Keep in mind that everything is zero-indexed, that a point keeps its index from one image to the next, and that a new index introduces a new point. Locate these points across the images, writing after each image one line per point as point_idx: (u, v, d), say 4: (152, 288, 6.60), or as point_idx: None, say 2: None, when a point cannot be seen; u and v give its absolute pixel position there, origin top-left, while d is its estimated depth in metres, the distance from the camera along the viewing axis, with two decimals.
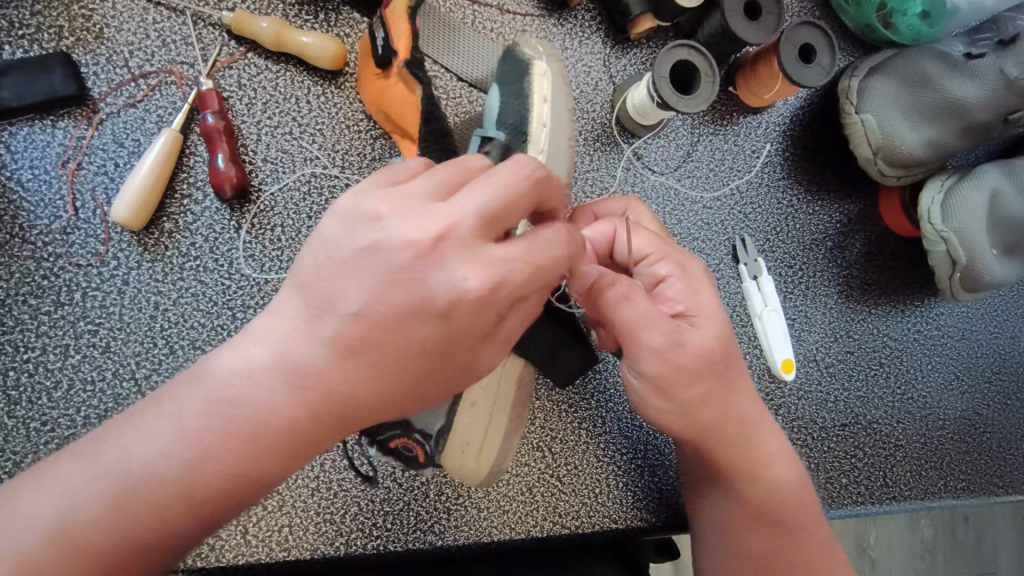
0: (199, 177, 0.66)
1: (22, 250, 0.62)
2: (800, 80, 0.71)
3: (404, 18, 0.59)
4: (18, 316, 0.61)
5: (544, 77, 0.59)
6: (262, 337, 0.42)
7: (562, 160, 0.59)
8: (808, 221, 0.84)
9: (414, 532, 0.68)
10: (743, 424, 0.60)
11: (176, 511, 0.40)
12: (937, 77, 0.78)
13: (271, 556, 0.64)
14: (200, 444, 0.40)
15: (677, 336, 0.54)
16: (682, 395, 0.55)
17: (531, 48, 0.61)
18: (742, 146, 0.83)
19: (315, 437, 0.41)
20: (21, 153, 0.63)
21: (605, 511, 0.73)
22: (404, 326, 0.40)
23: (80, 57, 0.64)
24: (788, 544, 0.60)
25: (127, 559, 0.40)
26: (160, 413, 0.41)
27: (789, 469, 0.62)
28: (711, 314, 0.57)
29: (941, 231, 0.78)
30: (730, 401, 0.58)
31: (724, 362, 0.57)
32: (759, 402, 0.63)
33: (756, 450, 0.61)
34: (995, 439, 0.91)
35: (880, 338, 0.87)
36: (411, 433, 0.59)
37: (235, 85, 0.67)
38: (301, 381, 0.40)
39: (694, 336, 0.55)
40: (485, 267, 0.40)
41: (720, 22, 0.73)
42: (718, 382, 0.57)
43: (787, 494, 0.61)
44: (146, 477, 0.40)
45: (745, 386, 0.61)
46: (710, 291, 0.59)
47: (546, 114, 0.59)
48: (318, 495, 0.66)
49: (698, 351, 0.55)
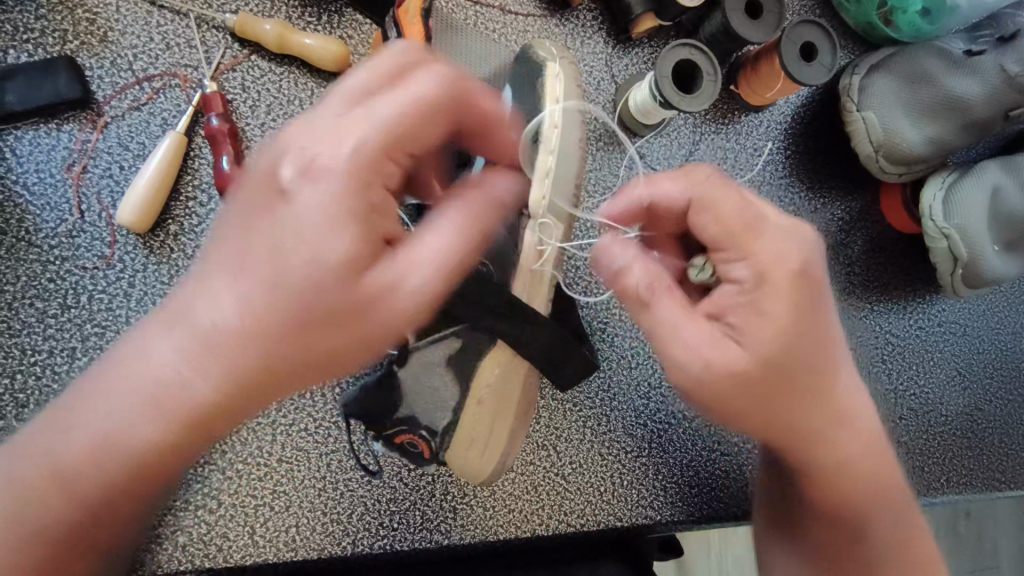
0: (205, 179, 0.66)
1: (29, 253, 0.62)
2: (800, 78, 0.71)
3: (417, 21, 0.59)
4: (24, 319, 0.61)
5: (555, 78, 0.60)
6: (173, 298, 0.43)
7: (573, 158, 0.60)
8: (809, 218, 0.85)
9: (420, 531, 0.69)
10: (839, 427, 0.56)
11: (117, 474, 0.43)
12: (938, 74, 0.79)
13: (278, 556, 0.65)
14: (129, 414, 0.42)
15: (715, 347, 0.50)
16: (762, 406, 0.52)
17: (546, 50, 0.62)
18: (744, 144, 0.83)
19: (235, 396, 0.42)
20: (26, 157, 0.63)
21: (611, 509, 0.74)
22: (296, 243, 0.41)
23: (84, 61, 0.64)
24: (868, 536, 0.60)
25: (84, 519, 0.44)
26: (93, 389, 0.43)
27: (881, 462, 0.59)
28: (771, 329, 0.49)
29: (942, 228, 0.78)
30: (809, 410, 0.54)
31: (810, 367, 0.52)
32: (853, 403, 0.57)
33: (853, 455, 0.57)
34: (998, 434, 0.91)
35: (883, 335, 0.87)
36: (416, 427, 0.58)
37: (239, 87, 0.68)
38: (208, 341, 0.41)
39: (731, 351, 0.49)
40: (340, 128, 0.42)
41: (722, 21, 0.74)
42: (769, 395, 0.51)
43: (875, 490, 0.59)
44: (93, 448, 0.42)
45: (827, 391, 0.54)
46: (794, 292, 0.50)
47: (557, 115, 0.59)
48: (325, 495, 0.67)
49: (731, 371, 0.49)
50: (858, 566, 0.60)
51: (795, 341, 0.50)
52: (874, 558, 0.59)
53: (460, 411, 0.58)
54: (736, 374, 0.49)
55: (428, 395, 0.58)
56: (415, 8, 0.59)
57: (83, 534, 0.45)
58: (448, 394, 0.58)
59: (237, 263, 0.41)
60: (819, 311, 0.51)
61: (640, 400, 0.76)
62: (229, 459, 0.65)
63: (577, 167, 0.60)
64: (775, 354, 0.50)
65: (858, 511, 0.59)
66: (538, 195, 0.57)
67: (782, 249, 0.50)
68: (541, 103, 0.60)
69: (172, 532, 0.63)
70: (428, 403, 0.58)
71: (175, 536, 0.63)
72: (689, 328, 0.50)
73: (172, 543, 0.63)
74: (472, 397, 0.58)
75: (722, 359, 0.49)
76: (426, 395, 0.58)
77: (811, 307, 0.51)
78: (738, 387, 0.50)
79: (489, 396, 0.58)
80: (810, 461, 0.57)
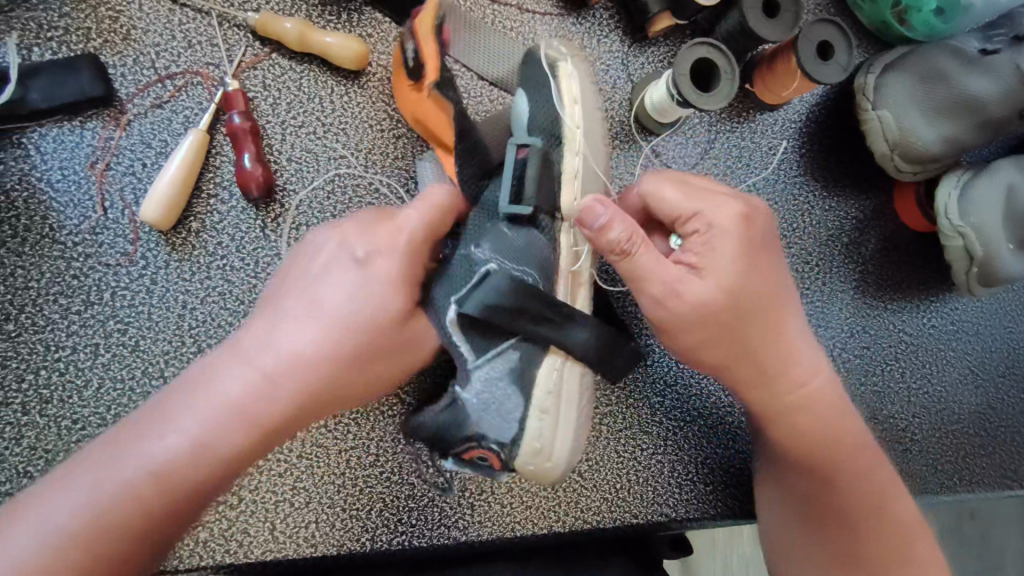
0: (226, 176, 0.66)
1: (52, 250, 0.62)
2: (817, 77, 0.72)
3: (430, 40, 0.58)
4: (48, 315, 0.62)
5: (570, 78, 0.61)
6: (247, 340, 0.51)
7: (598, 154, 0.62)
8: (824, 217, 0.85)
9: (438, 527, 0.69)
10: (797, 386, 0.62)
11: (192, 490, 0.47)
12: (953, 74, 0.78)
13: (298, 552, 0.65)
14: (209, 436, 0.47)
15: (676, 286, 0.55)
16: (726, 350, 0.58)
17: (554, 50, 0.62)
18: (760, 142, 0.83)
19: (304, 417, 0.51)
20: (50, 154, 0.63)
21: (627, 506, 0.74)
22: (358, 302, 0.52)
23: (107, 59, 0.65)
24: (843, 494, 0.63)
25: (158, 537, 0.47)
26: (170, 416, 0.48)
27: (847, 420, 0.64)
28: (727, 268, 0.56)
29: (956, 225, 0.79)
30: (765, 351, 0.59)
31: (770, 313, 0.59)
32: (809, 356, 0.62)
33: (816, 415, 0.62)
34: (1010, 433, 0.91)
35: (896, 333, 0.87)
36: (487, 441, 0.56)
37: (260, 85, 0.68)
38: (292, 368, 0.50)
39: (698, 287, 0.55)
40: (393, 223, 0.54)
41: (740, 20, 0.74)
42: (729, 330, 0.57)
43: (843, 448, 0.63)
44: (181, 458, 0.46)
45: (783, 337, 0.60)
46: (748, 245, 0.57)
47: (578, 116, 0.60)
48: (345, 491, 0.67)
49: (697, 303, 0.55)
50: (837, 522, 0.63)
51: (747, 283, 0.57)
52: (850, 513, 0.63)
53: (526, 419, 0.57)
54: (697, 306, 0.55)
55: (495, 409, 0.56)
56: (428, 27, 0.58)
57: (149, 551, 0.47)
58: (514, 403, 0.56)
59: (305, 312, 0.51)
60: (768, 261, 0.59)
61: (654, 397, 0.76)
62: None
63: (601, 165, 0.63)
64: (734, 288, 0.56)
65: (825, 460, 0.63)
66: (570, 199, 0.59)
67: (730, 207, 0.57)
68: (563, 105, 0.60)
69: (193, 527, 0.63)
70: (495, 417, 0.56)
71: (197, 531, 0.63)
72: (663, 267, 0.55)
73: (194, 539, 0.63)
74: (537, 405, 0.57)
75: (686, 301, 0.55)
76: (492, 409, 0.56)
77: (758, 257, 0.58)
78: (701, 319, 0.56)
79: (552, 403, 0.57)
80: (768, 401, 0.62)
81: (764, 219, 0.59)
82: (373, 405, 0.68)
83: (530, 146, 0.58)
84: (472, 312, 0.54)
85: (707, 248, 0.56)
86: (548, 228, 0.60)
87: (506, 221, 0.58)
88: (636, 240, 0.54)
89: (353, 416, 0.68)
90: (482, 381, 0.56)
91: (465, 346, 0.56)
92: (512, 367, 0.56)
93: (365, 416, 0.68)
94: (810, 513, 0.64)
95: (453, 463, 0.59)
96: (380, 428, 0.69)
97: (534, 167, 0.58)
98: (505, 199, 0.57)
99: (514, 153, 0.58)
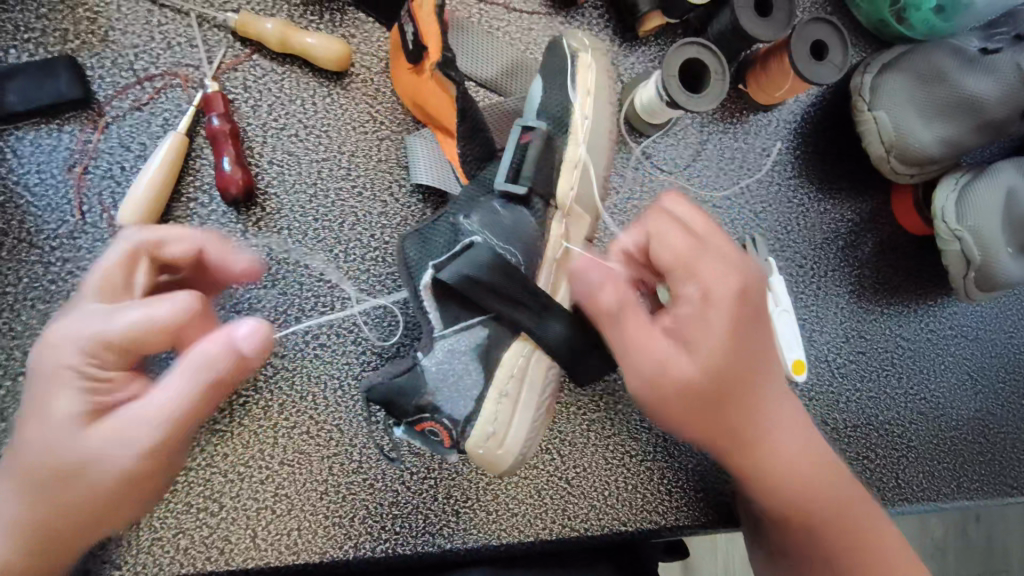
0: (207, 180, 0.66)
1: (30, 255, 0.62)
2: (811, 77, 0.70)
3: (431, 17, 0.58)
4: (26, 321, 0.61)
5: (588, 69, 0.61)
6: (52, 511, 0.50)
7: (601, 151, 0.62)
8: (819, 220, 0.83)
9: (422, 535, 0.68)
10: (772, 444, 0.57)
11: None
12: (950, 71, 0.76)
13: (280, 560, 0.65)
14: None
15: (659, 364, 0.52)
16: (720, 421, 0.55)
17: (579, 41, 0.63)
18: (753, 144, 0.82)
19: None
20: (28, 158, 0.63)
21: (614, 513, 0.73)
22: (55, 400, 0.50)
23: (85, 61, 0.64)
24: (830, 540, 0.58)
25: None
26: None
27: (817, 460, 0.59)
28: (717, 341, 0.52)
29: (953, 230, 0.77)
30: (749, 417, 0.56)
31: (754, 377, 0.55)
32: (782, 415, 0.58)
33: (786, 465, 0.58)
34: (1011, 440, 0.90)
35: (893, 338, 0.86)
36: (440, 416, 0.56)
37: (241, 86, 0.67)
38: None
39: (675, 365, 0.52)
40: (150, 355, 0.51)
41: (731, 19, 0.72)
42: (715, 404, 0.54)
43: (818, 491, 0.59)
44: None
45: (762, 400, 0.56)
46: (741, 314, 0.53)
47: (589, 108, 0.61)
48: (327, 498, 0.66)
49: (682, 379, 0.52)
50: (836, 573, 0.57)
51: (734, 353, 0.53)
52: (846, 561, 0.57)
53: (484, 399, 0.57)
54: (679, 383, 0.52)
55: (451, 382, 0.56)
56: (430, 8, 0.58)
57: None
58: (472, 381, 0.57)
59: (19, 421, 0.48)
60: (758, 330, 0.55)
61: None
62: (230, 462, 0.65)
63: (603, 161, 0.62)
64: (720, 362, 0.53)
65: (800, 508, 0.58)
66: (567, 186, 0.60)
67: (726, 274, 0.53)
68: (573, 97, 0.60)
69: (173, 534, 0.63)
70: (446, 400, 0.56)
71: (176, 539, 0.63)
72: (645, 343, 0.52)
73: (174, 546, 0.63)
74: (498, 383, 0.57)
75: (670, 378, 0.52)
76: (449, 381, 0.56)
77: (749, 324, 0.54)
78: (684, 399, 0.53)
79: (513, 386, 0.58)
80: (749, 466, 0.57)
81: (752, 287, 0.55)
82: (356, 410, 0.68)
83: (536, 129, 0.59)
84: (448, 279, 0.55)
85: (698, 321, 0.53)
86: (541, 212, 0.60)
87: (501, 199, 0.59)
88: (624, 309, 0.54)
89: (336, 421, 0.67)
90: (444, 353, 0.57)
91: (435, 316, 0.57)
92: (478, 344, 0.57)
93: (348, 422, 0.67)
94: (794, 572, 0.60)
95: (404, 432, 0.58)
96: (363, 434, 0.68)
97: (535, 151, 0.58)
98: (502, 177, 0.58)
99: (517, 133, 0.59)
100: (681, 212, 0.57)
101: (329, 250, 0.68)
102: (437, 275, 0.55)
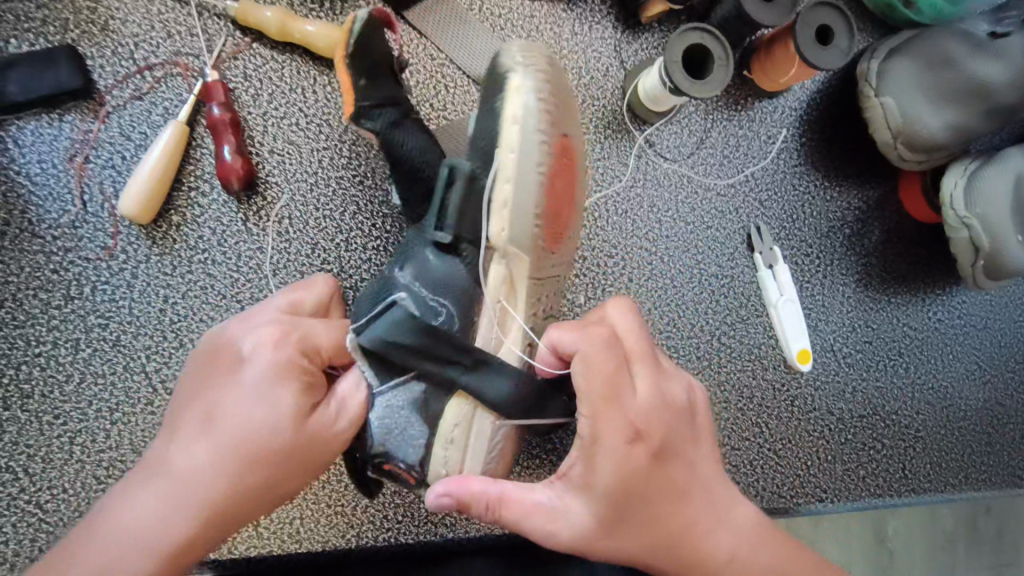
0: (207, 169, 0.66)
1: (32, 244, 0.62)
2: (815, 63, 0.69)
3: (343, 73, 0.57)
4: (29, 310, 0.61)
5: (519, 92, 0.52)
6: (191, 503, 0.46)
7: (539, 184, 0.52)
8: (825, 208, 0.82)
9: (424, 524, 0.68)
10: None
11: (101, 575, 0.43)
12: (960, 56, 0.74)
13: (282, 548, 0.65)
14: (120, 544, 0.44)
15: (547, 517, 0.47)
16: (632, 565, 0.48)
17: (511, 57, 0.54)
18: (758, 131, 0.81)
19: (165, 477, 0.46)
20: (29, 148, 0.63)
21: None
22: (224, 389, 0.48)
23: (86, 50, 0.64)
24: None
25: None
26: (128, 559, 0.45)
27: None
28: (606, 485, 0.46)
29: (963, 216, 0.76)
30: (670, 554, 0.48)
31: (668, 513, 0.48)
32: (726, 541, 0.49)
33: None
34: (1020, 431, 0.89)
35: (899, 327, 0.85)
36: (394, 460, 0.53)
37: (241, 76, 0.67)
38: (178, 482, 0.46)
39: (571, 513, 0.47)
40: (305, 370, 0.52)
41: (735, 5, 0.71)
42: (619, 548, 0.47)
43: None
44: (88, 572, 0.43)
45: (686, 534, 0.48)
46: (636, 452, 0.46)
47: (516, 137, 0.51)
48: (329, 487, 0.66)
49: (571, 531, 0.47)
50: None
51: (633, 488, 0.46)
52: None
53: (432, 446, 0.52)
54: (569, 533, 0.47)
55: (397, 433, 0.52)
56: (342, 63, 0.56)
57: None
58: (418, 430, 0.52)
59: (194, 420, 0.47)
60: (665, 465, 0.47)
61: None
62: None
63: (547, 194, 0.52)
64: (613, 509, 0.46)
65: None
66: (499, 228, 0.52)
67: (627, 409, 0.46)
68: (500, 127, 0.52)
69: None
70: (399, 439, 0.52)
71: None
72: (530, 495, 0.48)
73: None
74: (441, 432, 0.52)
75: (559, 533, 0.47)
76: (395, 432, 0.52)
77: (652, 463, 0.47)
78: (587, 550, 0.47)
79: (461, 433, 0.52)
80: None
81: (666, 413, 0.47)
82: None
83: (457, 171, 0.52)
84: (368, 343, 0.50)
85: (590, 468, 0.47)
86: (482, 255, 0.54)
87: (431, 247, 0.54)
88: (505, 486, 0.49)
89: None
90: (385, 409, 0.52)
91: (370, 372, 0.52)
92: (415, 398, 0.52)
93: None
94: None
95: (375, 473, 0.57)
96: None
97: (457, 196, 0.52)
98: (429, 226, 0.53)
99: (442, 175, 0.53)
100: (618, 322, 0.48)
101: (330, 240, 0.68)
102: (358, 339, 0.51)
